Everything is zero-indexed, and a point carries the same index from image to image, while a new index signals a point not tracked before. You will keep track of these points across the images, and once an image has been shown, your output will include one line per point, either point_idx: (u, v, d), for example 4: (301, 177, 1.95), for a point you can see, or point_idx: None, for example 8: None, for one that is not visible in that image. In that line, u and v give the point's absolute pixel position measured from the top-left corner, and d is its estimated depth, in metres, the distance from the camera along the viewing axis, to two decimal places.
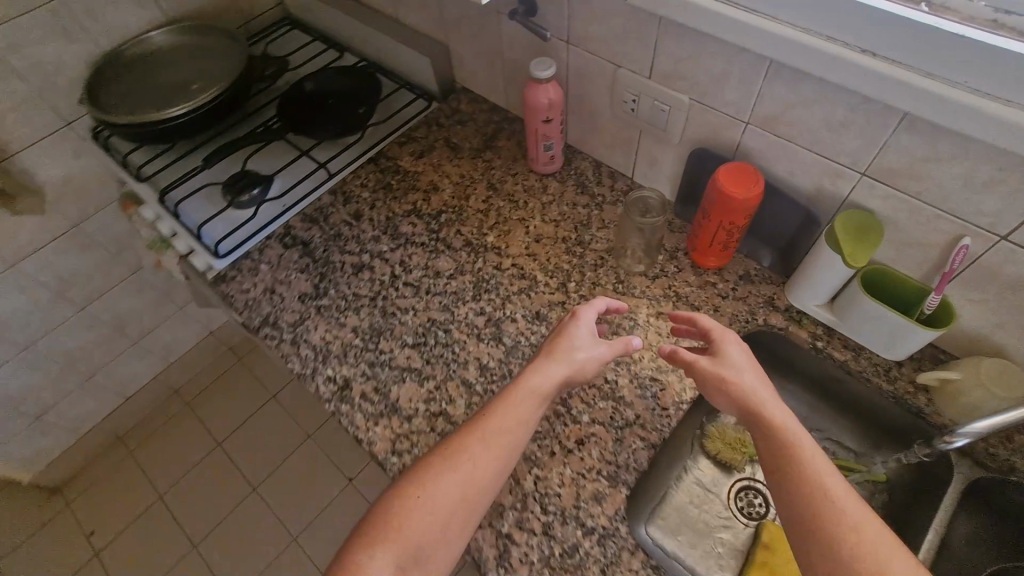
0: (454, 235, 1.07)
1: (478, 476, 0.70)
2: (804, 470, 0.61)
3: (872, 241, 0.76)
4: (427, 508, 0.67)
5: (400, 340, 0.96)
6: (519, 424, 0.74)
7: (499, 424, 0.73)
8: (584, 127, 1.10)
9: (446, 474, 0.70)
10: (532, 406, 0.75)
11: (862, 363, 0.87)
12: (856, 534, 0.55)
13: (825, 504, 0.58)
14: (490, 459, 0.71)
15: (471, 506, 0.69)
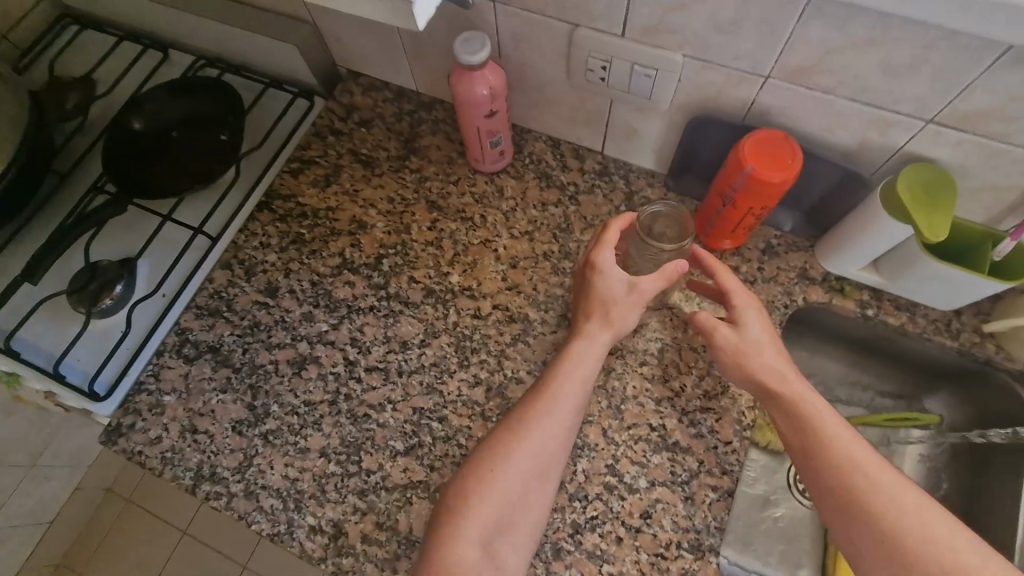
0: (408, 286, 0.83)
1: (527, 476, 0.64)
2: (859, 484, 0.57)
3: (943, 202, 0.62)
4: (482, 518, 0.62)
5: (387, 449, 0.74)
6: (562, 421, 0.66)
7: (545, 428, 0.66)
8: (533, 103, 0.86)
9: (493, 483, 0.63)
10: (577, 391, 0.68)
11: (919, 322, 0.77)
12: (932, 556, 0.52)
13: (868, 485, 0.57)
14: (537, 457, 0.65)
15: (529, 503, 0.64)
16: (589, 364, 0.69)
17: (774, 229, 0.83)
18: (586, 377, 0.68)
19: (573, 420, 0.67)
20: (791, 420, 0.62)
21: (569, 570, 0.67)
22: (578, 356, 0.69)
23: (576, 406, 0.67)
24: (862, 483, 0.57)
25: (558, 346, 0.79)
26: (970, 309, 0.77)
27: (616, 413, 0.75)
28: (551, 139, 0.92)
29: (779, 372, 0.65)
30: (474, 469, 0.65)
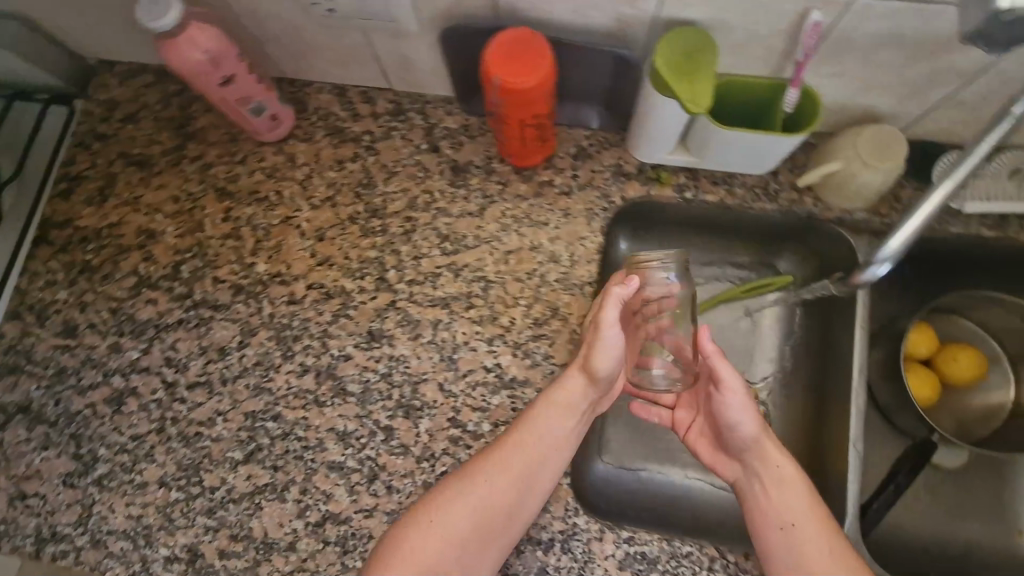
0: (214, 288, 0.77)
1: (502, 498, 0.63)
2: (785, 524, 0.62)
3: (707, 66, 0.56)
4: (435, 533, 0.61)
5: (227, 462, 0.71)
6: (545, 445, 0.66)
7: (524, 450, 0.65)
8: (290, 53, 0.76)
9: (460, 503, 0.62)
10: (558, 424, 0.67)
11: (737, 194, 0.74)
12: (814, 552, 0.59)
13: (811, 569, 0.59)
14: (517, 487, 0.63)
15: (490, 538, 0.62)
16: (578, 398, 0.67)
17: (584, 130, 0.77)
18: (574, 416, 0.67)
19: (564, 457, 0.67)
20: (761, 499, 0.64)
21: None
22: (565, 393, 0.67)
23: (569, 433, 0.67)
24: (788, 522, 0.62)
25: (380, 312, 0.74)
26: (786, 167, 0.74)
27: (450, 364, 0.72)
28: (335, 87, 0.83)
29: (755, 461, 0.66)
30: (442, 489, 0.63)
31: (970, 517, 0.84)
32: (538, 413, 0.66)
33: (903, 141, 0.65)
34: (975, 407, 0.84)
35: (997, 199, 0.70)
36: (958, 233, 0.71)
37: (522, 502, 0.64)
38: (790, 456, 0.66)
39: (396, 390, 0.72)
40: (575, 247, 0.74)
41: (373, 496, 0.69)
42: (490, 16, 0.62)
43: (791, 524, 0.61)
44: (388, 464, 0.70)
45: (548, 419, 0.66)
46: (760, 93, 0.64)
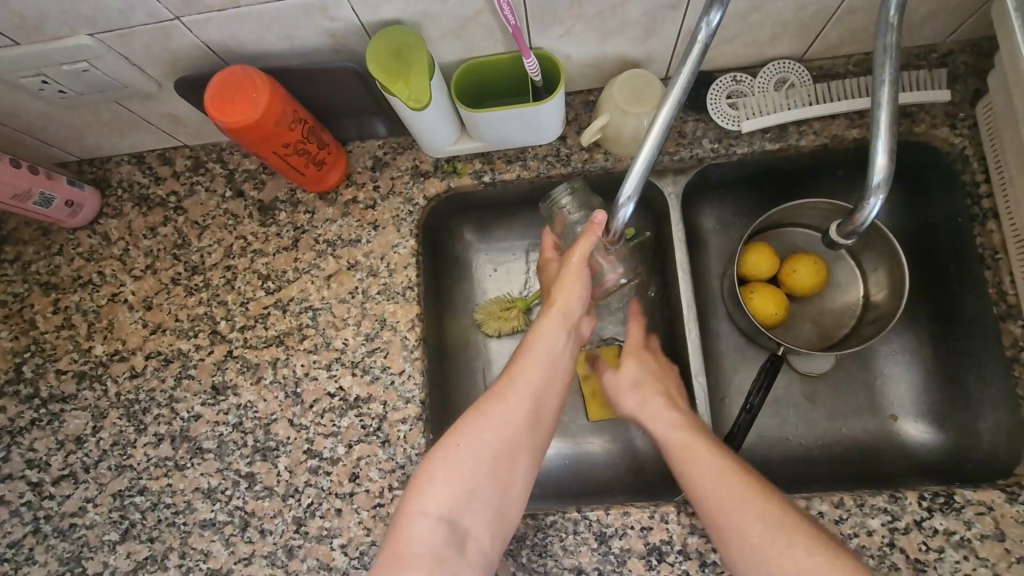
0: (58, 381, 0.78)
1: (524, 412, 0.63)
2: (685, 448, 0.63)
3: (416, 57, 0.57)
4: (460, 459, 0.60)
5: (105, 545, 0.73)
6: (551, 356, 0.67)
7: (533, 363, 0.66)
8: (67, 136, 0.76)
9: (486, 430, 0.61)
10: (559, 340, 0.68)
11: (533, 166, 0.75)
12: (695, 465, 0.61)
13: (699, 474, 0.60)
14: (533, 399, 0.64)
15: (522, 451, 0.62)
16: (564, 317, 0.69)
17: (376, 139, 0.78)
18: (567, 341, 0.69)
19: (565, 363, 0.68)
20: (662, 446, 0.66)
21: (305, 561, 0.69)
22: (555, 315, 0.69)
23: (565, 341, 0.68)
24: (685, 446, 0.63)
25: (220, 364, 0.75)
26: (571, 129, 0.74)
27: (295, 399, 0.73)
28: (134, 156, 0.83)
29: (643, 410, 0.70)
30: (459, 422, 0.62)
31: (851, 415, 0.80)
32: (542, 336, 0.68)
33: (652, 77, 0.67)
34: (834, 310, 0.83)
35: (773, 111, 0.70)
36: (748, 151, 0.72)
37: (540, 416, 0.64)
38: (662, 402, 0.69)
39: (250, 435, 0.73)
40: (390, 255, 0.75)
41: (249, 544, 0.70)
42: (211, 61, 0.64)
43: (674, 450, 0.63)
44: (257, 508, 0.71)
45: (548, 338, 0.68)
46: (504, 68, 0.65)
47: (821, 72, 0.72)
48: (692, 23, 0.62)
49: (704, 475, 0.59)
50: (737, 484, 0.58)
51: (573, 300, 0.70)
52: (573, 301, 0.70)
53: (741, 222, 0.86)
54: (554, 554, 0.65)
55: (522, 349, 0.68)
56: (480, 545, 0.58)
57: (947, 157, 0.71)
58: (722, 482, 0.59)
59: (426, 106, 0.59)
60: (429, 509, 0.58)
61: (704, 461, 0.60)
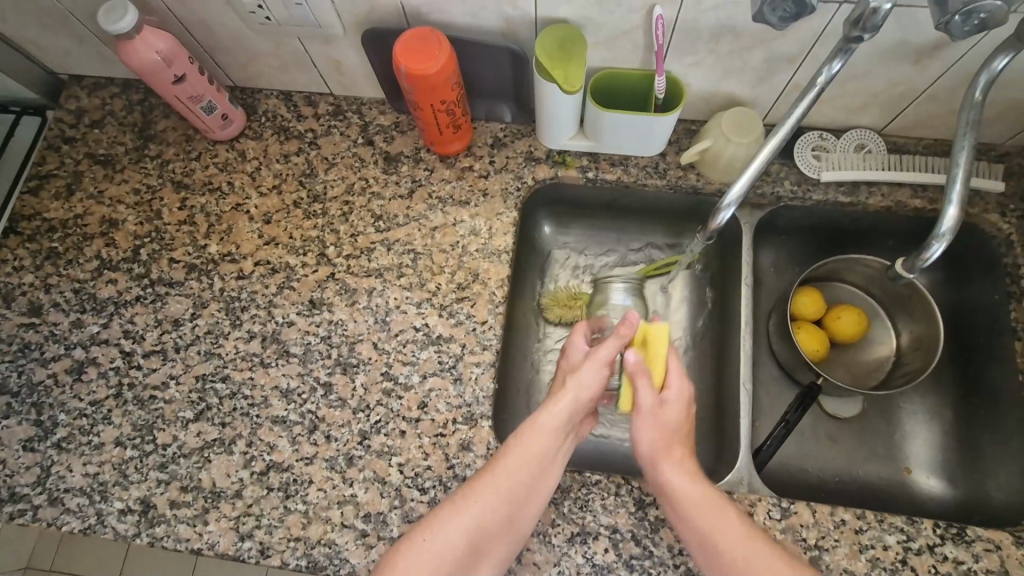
0: (170, 267, 0.86)
1: (494, 516, 0.64)
2: (686, 517, 0.64)
3: (575, 52, 0.69)
4: (422, 549, 0.62)
5: (179, 420, 0.78)
6: (534, 457, 0.66)
7: (512, 465, 0.65)
8: (240, 61, 0.87)
9: (456, 523, 0.64)
10: (549, 444, 0.67)
11: (634, 172, 0.86)
12: (735, 558, 0.61)
13: (721, 542, 0.62)
14: (508, 503, 0.65)
15: (488, 553, 0.64)
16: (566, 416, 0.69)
17: (500, 123, 0.89)
18: (555, 442, 0.68)
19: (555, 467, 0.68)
20: (691, 519, 0.64)
21: (362, 471, 0.74)
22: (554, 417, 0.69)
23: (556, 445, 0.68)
24: (711, 532, 0.62)
25: (321, 283, 0.83)
26: (673, 148, 0.86)
27: (383, 325, 0.80)
28: (284, 92, 0.94)
29: (658, 453, 0.68)
30: (433, 517, 0.64)
31: (867, 459, 0.86)
32: (533, 435, 0.67)
33: (755, 115, 0.78)
34: (868, 361, 0.91)
35: (850, 169, 0.82)
36: (822, 199, 0.83)
37: (511, 524, 0.65)
38: (699, 478, 0.67)
39: (335, 349, 0.80)
40: (494, 221, 0.84)
41: (314, 445, 0.76)
42: (398, 20, 0.75)
43: (703, 540, 0.63)
44: (328, 416, 0.77)
45: (544, 438, 0.67)
46: (635, 82, 0.77)
47: (895, 146, 0.84)
48: (802, 78, 0.74)
49: (744, 558, 0.60)
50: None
51: (584, 391, 0.70)
52: (586, 393, 0.70)
53: (792, 266, 0.94)
54: (594, 509, 0.71)
55: (506, 447, 0.68)
56: None
57: (993, 241, 0.82)
58: (740, 567, 0.60)
59: (573, 94, 0.71)
60: None
61: (732, 548, 0.61)
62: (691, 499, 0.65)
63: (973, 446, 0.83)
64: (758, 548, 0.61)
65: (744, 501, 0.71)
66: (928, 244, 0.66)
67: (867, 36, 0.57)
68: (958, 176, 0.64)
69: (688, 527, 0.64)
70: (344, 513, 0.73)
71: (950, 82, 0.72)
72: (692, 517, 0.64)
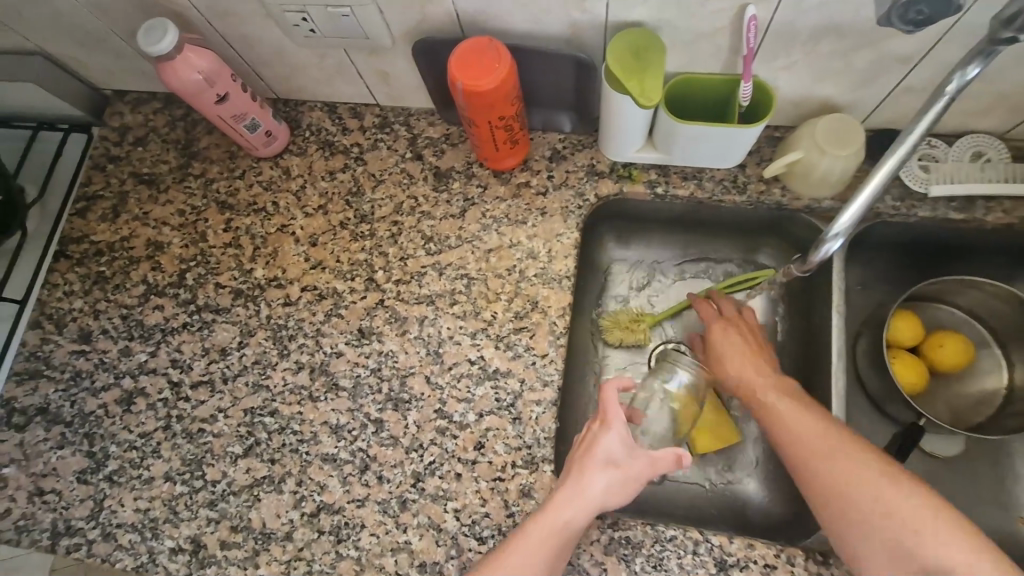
0: (215, 293, 0.82)
1: None
2: (771, 405, 0.67)
3: (652, 60, 0.62)
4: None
5: (227, 456, 0.75)
6: (546, 552, 0.59)
7: (526, 557, 0.59)
8: (283, 74, 0.83)
9: None
10: (560, 542, 0.60)
11: (709, 186, 0.77)
12: (816, 440, 0.61)
13: (802, 427, 0.63)
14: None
15: None
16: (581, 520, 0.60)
17: (558, 133, 0.81)
18: (566, 539, 0.60)
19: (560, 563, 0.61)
20: (774, 407, 0.66)
21: (416, 517, 0.70)
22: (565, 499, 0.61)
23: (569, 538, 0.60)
24: (791, 425, 0.64)
25: (370, 310, 0.78)
26: (753, 159, 0.77)
27: (435, 358, 0.75)
28: (327, 104, 0.89)
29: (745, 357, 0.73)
30: None
31: (977, 509, 0.76)
32: (547, 526, 0.60)
33: (856, 123, 0.68)
34: (970, 395, 0.80)
35: (965, 181, 0.71)
36: (929, 216, 0.72)
37: None
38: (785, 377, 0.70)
39: (385, 383, 0.75)
40: (553, 243, 0.77)
41: (365, 486, 0.72)
42: (451, 28, 0.69)
43: (785, 430, 0.64)
44: (379, 455, 0.72)
45: (577, 509, 0.60)
46: (717, 89, 0.68)
47: (1018, 153, 0.73)
48: (915, 80, 0.64)
49: (825, 442, 0.60)
50: (860, 464, 0.58)
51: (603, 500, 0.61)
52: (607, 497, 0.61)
53: (884, 285, 0.84)
54: (669, 569, 0.65)
55: (523, 532, 0.60)
56: None
57: None
58: (819, 451, 0.60)
59: (648, 107, 0.63)
60: None
61: (812, 433, 0.62)
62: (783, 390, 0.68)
63: None
64: (836, 429, 0.61)
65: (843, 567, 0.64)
66: None
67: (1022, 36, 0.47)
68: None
69: (771, 415, 0.66)
70: (397, 561, 0.68)
71: None
72: (776, 406, 0.66)
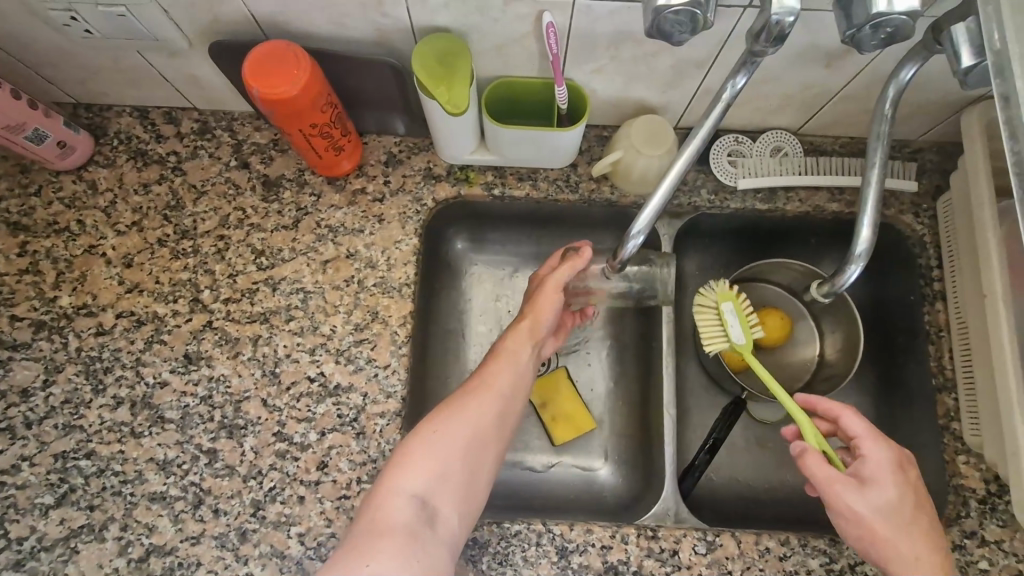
0: (11, 328, 0.73)
1: (465, 451, 0.62)
2: (878, 515, 0.61)
3: (458, 65, 0.61)
4: (419, 473, 0.60)
5: (37, 508, 0.68)
6: (500, 408, 0.66)
7: (481, 406, 0.65)
8: (74, 77, 0.74)
9: (419, 473, 0.60)
10: (511, 374, 0.68)
11: (543, 186, 0.79)
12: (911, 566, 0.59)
13: (896, 545, 0.60)
14: (503, 411, 0.66)
15: (446, 502, 0.60)
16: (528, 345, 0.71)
17: (393, 136, 0.79)
18: (515, 379, 0.68)
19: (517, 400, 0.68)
20: (882, 516, 0.60)
21: (257, 547, 0.67)
22: (523, 333, 0.71)
23: (522, 368, 0.69)
24: (894, 540, 0.60)
25: (196, 334, 0.73)
26: (584, 159, 0.79)
27: (272, 378, 0.72)
28: (138, 109, 0.80)
29: (866, 443, 0.63)
30: (400, 458, 0.61)
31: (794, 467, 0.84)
32: (496, 376, 0.67)
33: (665, 122, 0.73)
34: (793, 364, 0.88)
35: (767, 174, 0.78)
36: (740, 206, 0.79)
37: (480, 469, 0.63)
38: (900, 467, 0.62)
39: (218, 411, 0.70)
40: (392, 250, 0.76)
41: (199, 523, 0.67)
42: (251, 29, 0.64)
43: (885, 541, 0.60)
44: (214, 487, 0.68)
45: (510, 367, 0.69)
46: (535, 92, 0.69)
47: (811, 147, 0.81)
48: (712, 82, 0.69)
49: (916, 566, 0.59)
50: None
51: (547, 311, 0.72)
52: (546, 315, 0.72)
53: (718, 268, 0.89)
54: (515, 563, 0.67)
55: (475, 386, 0.67)
56: (448, 525, 0.59)
57: (907, 241, 0.80)
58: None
59: (460, 115, 0.63)
60: (382, 556, 0.54)
61: (908, 559, 0.59)
62: (899, 494, 0.61)
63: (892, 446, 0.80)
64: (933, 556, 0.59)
65: (670, 538, 0.69)
66: (844, 266, 0.65)
67: (770, 49, 0.52)
68: (872, 179, 0.62)
69: (877, 525, 0.60)
70: None
71: (862, 83, 0.69)
72: (885, 515, 0.61)
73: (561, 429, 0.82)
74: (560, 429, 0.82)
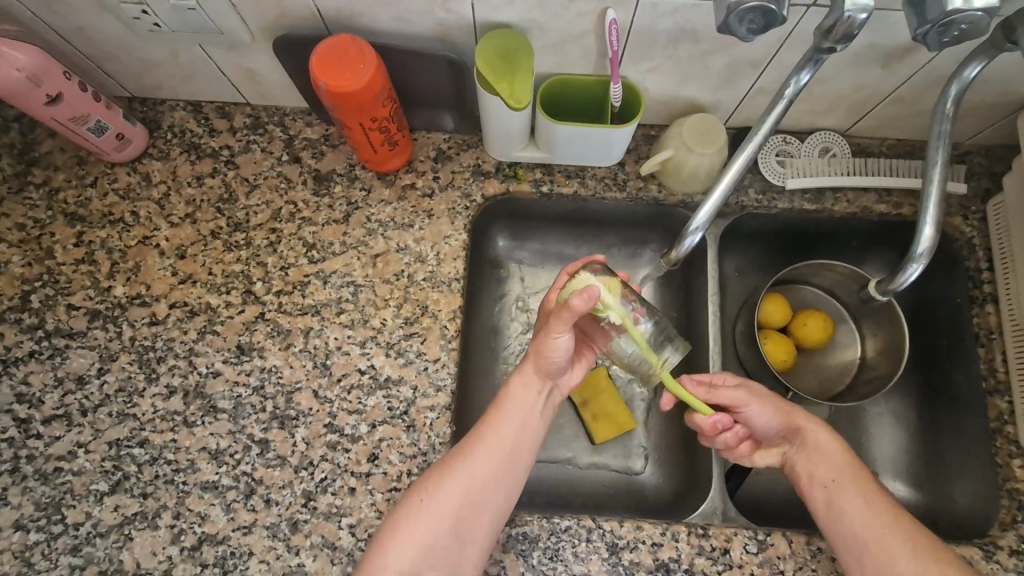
0: (67, 316, 0.74)
1: (452, 522, 0.62)
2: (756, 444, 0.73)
3: (520, 61, 0.62)
4: (405, 550, 0.60)
5: (91, 495, 0.68)
6: (490, 475, 0.64)
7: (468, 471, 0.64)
8: (134, 70, 0.75)
9: (408, 544, 0.60)
10: (505, 437, 0.66)
11: (591, 184, 0.79)
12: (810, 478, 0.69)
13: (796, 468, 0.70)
14: (496, 473, 0.64)
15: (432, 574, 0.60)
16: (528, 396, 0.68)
17: (442, 133, 0.80)
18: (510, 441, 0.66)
19: (513, 464, 0.65)
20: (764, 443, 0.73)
21: (308, 538, 0.67)
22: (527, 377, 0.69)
23: (517, 428, 0.67)
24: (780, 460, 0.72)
25: (248, 325, 0.73)
26: (631, 157, 0.80)
27: (323, 370, 0.72)
28: (191, 103, 0.81)
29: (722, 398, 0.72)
30: (389, 530, 0.62)
31: None
32: (487, 439, 0.65)
33: (717, 122, 0.73)
34: (832, 367, 0.87)
35: (815, 174, 0.78)
36: (787, 207, 0.79)
37: (469, 540, 0.62)
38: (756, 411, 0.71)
39: (270, 401, 0.71)
40: (441, 246, 0.76)
41: (251, 512, 0.68)
42: (315, 24, 0.65)
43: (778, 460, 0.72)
44: (265, 477, 0.69)
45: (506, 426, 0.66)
46: (589, 90, 0.70)
47: (859, 148, 0.81)
48: (765, 82, 0.69)
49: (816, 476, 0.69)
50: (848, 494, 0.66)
51: (550, 356, 0.67)
52: (551, 357, 0.67)
53: (759, 269, 0.89)
54: (565, 559, 0.67)
55: (463, 449, 0.65)
56: None
57: (955, 243, 0.80)
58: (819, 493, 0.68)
59: (520, 111, 0.63)
60: None
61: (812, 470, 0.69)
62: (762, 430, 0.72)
63: (937, 447, 0.80)
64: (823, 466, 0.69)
65: (721, 536, 0.68)
66: (905, 265, 0.65)
67: (839, 45, 0.52)
68: (934, 180, 0.62)
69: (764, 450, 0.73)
70: None
71: (916, 84, 0.69)
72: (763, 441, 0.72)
73: (601, 428, 0.81)
74: (601, 428, 0.81)
